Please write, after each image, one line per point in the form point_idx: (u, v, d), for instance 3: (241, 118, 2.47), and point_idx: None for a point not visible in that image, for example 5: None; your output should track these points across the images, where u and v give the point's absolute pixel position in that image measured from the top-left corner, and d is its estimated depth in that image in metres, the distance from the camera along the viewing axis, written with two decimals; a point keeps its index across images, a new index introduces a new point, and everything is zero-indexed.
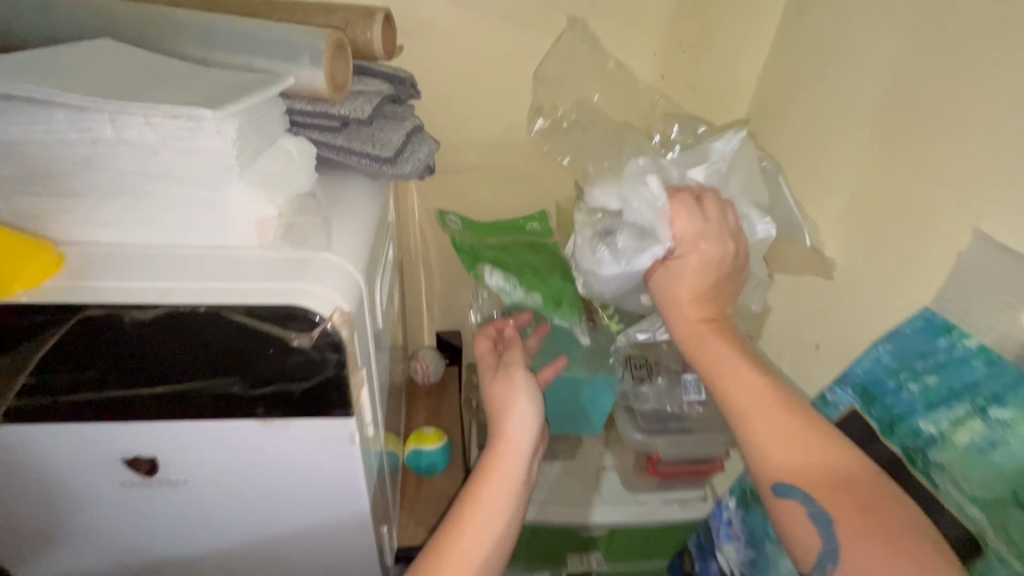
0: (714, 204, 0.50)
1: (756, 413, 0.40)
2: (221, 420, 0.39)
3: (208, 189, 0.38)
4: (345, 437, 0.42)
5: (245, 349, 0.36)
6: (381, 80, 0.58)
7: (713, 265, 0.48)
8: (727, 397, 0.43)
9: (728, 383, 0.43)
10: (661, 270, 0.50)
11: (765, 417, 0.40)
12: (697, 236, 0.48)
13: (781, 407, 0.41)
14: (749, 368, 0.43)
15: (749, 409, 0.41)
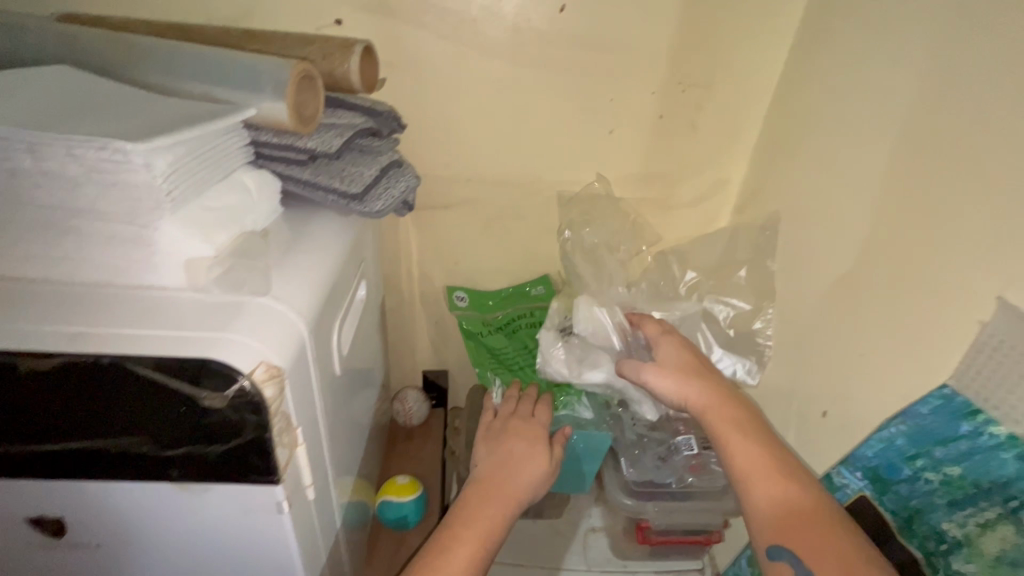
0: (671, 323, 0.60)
1: (765, 484, 0.43)
2: (131, 481, 0.35)
3: (136, 226, 0.36)
4: (270, 507, 0.37)
5: (153, 406, 0.32)
6: (359, 113, 0.56)
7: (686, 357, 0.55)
8: (731, 459, 0.46)
9: (742, 459, 0.45)
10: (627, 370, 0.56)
11: (769, 484, 0.43)
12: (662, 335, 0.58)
13: (777, 467, 0.44)
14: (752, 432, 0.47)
15: (752, 471, 0.44)
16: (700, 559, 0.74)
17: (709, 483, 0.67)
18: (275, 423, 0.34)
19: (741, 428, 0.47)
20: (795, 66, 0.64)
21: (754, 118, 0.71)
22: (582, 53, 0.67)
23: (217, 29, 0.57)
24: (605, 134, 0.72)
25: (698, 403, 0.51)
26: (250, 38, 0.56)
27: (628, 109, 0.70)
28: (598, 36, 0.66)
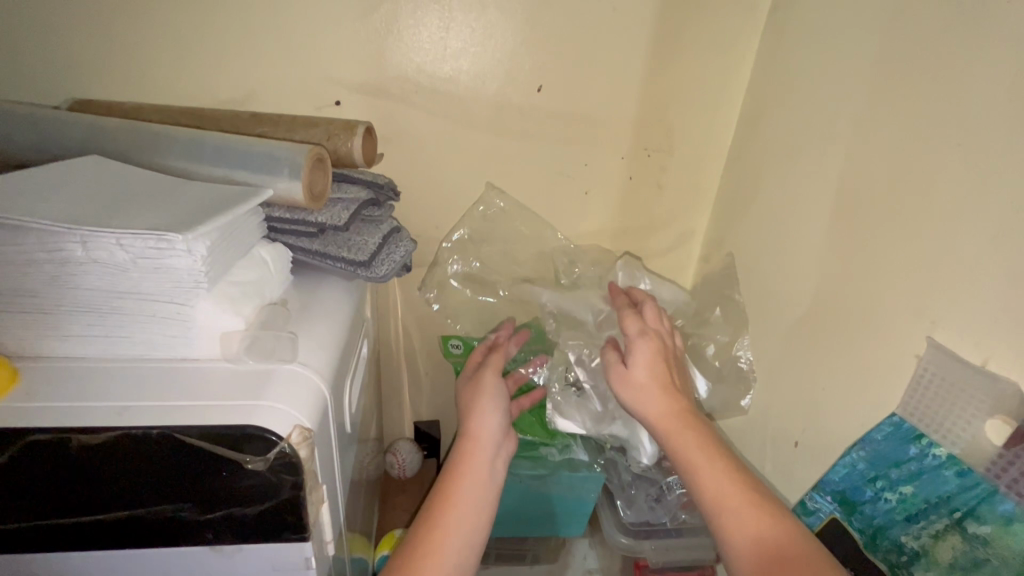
0: (652, 312, 0.59)
1: (724, 508, 0.43)
2: (167, 547, 0.37)
3: (175, 304, 0.39)
4: (299, 563, 0.39)
5: (195, 473, 0.35)
6: (361, 186, 0.61)
7: (660, 358, 0.54)
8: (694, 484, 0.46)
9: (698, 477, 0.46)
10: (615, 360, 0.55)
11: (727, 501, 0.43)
12: (642, 333, 0.56)
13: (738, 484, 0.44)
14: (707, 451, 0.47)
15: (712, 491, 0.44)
16: None
17: (700, 518, 0.71)
18: (308, 482, 0.37)
19: (696, 445, 0.48)
20: (744, 134, 0.74)
21: (712, 177, 0.79)
22: (560, 126, 0.75)
23: (226, 112, 0.62)
24: (581, 194, 0.80)
25: (656, 411, 0.51)
26: (259, 121, 0.61)
27: (601, 172, 0.78)
28: (572, 111, 0.74)
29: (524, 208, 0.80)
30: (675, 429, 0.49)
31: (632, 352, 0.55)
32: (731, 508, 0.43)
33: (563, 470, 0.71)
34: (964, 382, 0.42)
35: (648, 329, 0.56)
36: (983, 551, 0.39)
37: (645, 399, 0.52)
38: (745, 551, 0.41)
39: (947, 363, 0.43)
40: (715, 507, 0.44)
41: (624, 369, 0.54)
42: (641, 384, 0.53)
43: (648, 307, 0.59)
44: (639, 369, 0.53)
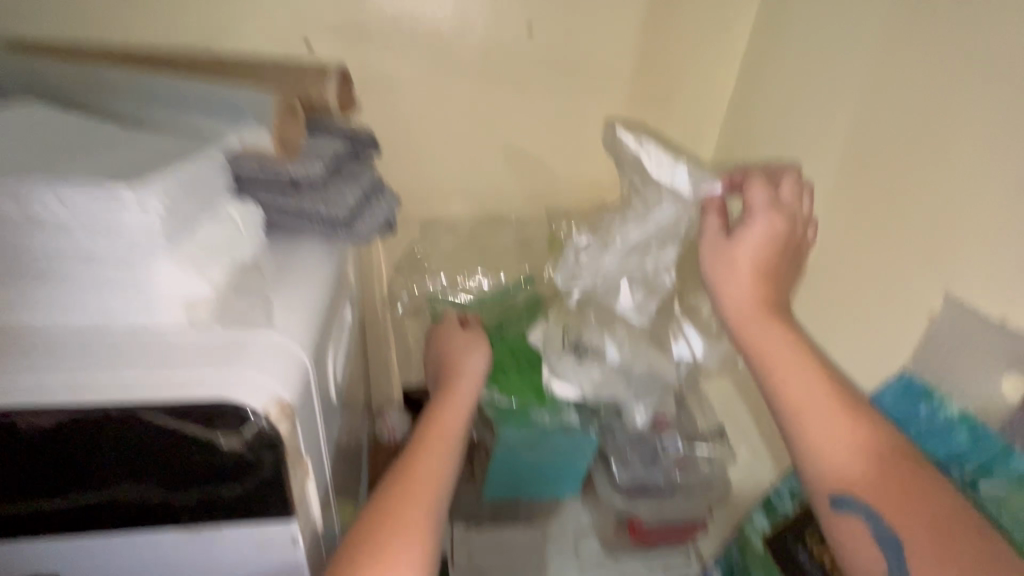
0: (792, 186, 0.49)
1: (817, 419, 0.38)
2: (140, 531, 0.34)
3: (131, 268, 0.35)
4: (286, 542, 0.36)
5: (164, 453, 0.32)
6: (337, 136, 0.55)
7: (776, 241, 0.46)
8: (780, 386, 0.40)
9: (797, 387, 0.39)
10: (716, 250, 0.48)
11: (828, 418, 0.38)
12: (769, 207, 0.47)
13: (839, 402, 0.38)
14: (806, 357, 0.41)
15: (804, 403, 0.39)
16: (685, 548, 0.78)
17: (694, 477, 0.71)
18: (291, 458, 0.34)
19: (791, 343, 0.42)
20: (746, 80, 0.69)
21: (710, 128, 0.75)
22: (550, 72, 0.69)
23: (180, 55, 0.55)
24: (574, 147, 0.75)
25: (744, 299, 0.45)
26: (217, 64, 0.55)
27: (594, 123, 0.73)
28: (563, 55, 0.68)
29: (512, 162, 0.75)
30: (757, 321, 0.44)
31: (744, 224, 0.47)
32: (815, 413, 0.38)
33: (556, 433, 0.70)
34: (983, 339, 0.40)
35: (779, 204, 0.47)
36: (997, 509, 0.37)
37: (736, 281, 0.46)
38: (820, 461, 0.37)
39: (966, 319, 0.41)
40: (793, 409, 0.39)
41: (727, 246, 0.47)
42: (739, 264, 0.46)
43: (787, 177, 0.49)
44: (746, 246, 0.46)
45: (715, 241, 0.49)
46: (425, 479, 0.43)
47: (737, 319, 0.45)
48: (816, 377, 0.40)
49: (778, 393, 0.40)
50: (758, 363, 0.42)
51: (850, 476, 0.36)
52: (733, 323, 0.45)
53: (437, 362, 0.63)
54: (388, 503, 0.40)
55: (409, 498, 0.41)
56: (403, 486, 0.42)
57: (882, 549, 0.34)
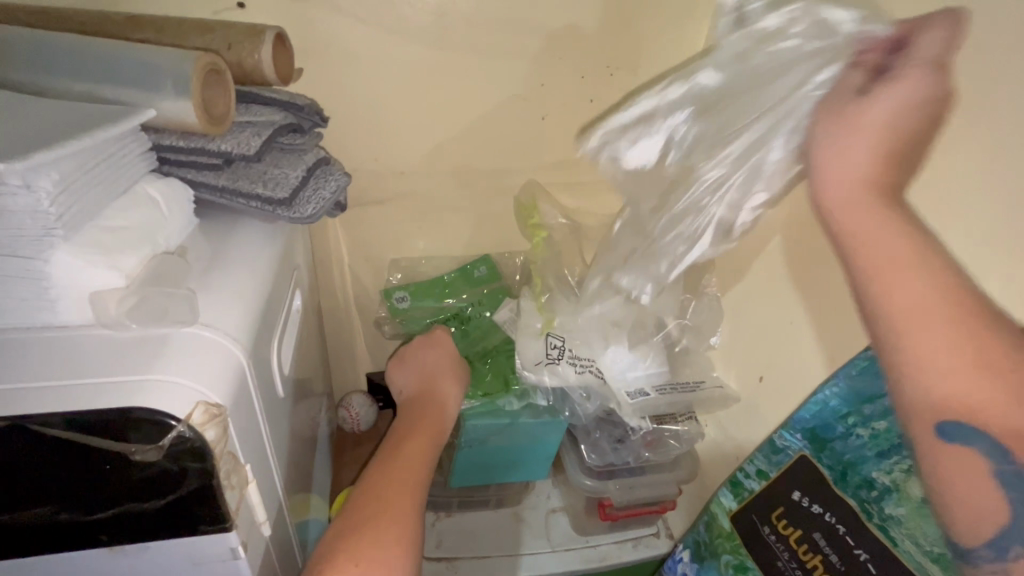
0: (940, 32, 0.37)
1: (926, 332, 0.31)
2: (51, 554, 0.30)
3: (22, 259, 0.30)
4: (224, 554, 0.33)
5: (70, 469, 0.28)
6: (275, 108, 0.51)
7: (915, 109, 0.35)
8: (889, 285, 0.32)
9: (915, 289, 0.31)
10: (840, 113, 0.38)
11: (948, 333, 0.30)
12: (933, 59, 0.36)
13: (964, 313, 0.31)
14: (932, 251, 0.32)
15: (914, 310, 0.31)
16: (656, 523, 0.78)
17: (663, 455, 0.71)
18: (221, 466, 0.30)
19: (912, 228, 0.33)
20: None
21: None
22: (510, 37, 0.65)
23: (91, 14, 0.49)
24: (539, 119, 0.71)
25: (857, 173, 0.35)
26: (134, 25, 0.49)
27: (558, 93, 0.70)
28: (523, 19, 0.64)
29: (474, 135, 0.71)
30: (870, 203, 0.34)
31: (882, 83, 0.37)
32: (933, 325, 0.31)
33: (522, 417, 0.68)
34: None
35: (927, 60, 0.36)
36: None
37: (844, 156, 0.36)
38: (930, 390, 0.31)
39: None
40: (904, 322, 0.31)
41: (858, 106, 0.37)
42: (867, 127, 0.36)
43: (934, 24, 0.37)
44: (889, 104, 0.36)
45: (843, 101, 0.38)
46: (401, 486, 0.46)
47: (838, 200, 0.36)
48: (940, 277, 0.31)
49: (880, 308, 0.33)
50: (859, 264, 0.34)
51: (970, 399, 0.30)
52: (829, 207, 0.36)
53: (416, 370, 0.63)
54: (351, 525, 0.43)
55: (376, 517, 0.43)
56: (382, 490, 0.46)
57: (1003, 487, 0.30)
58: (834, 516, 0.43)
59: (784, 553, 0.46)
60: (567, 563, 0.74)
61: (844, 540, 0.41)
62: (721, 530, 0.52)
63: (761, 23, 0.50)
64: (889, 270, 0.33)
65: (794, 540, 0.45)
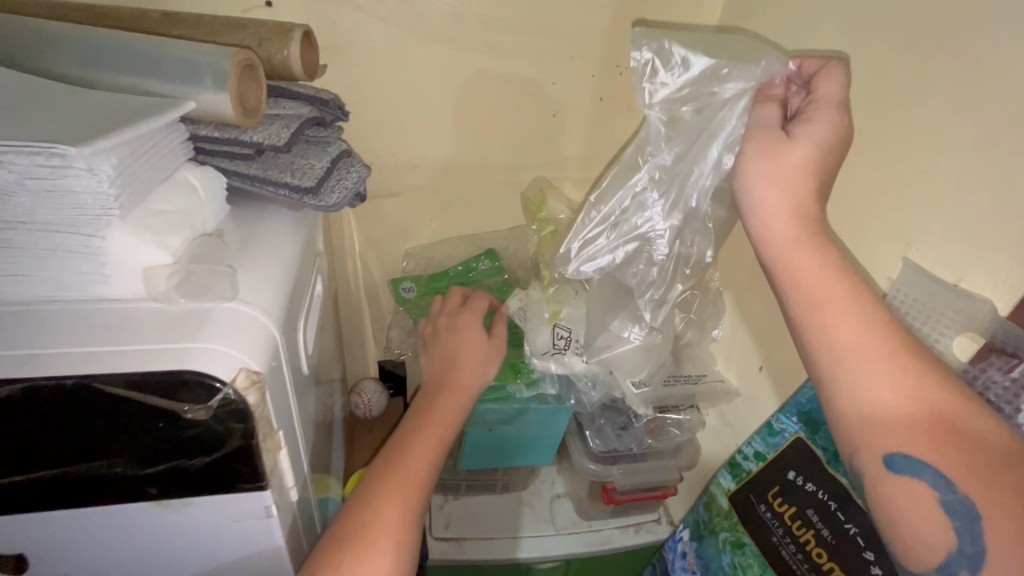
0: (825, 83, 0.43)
1: (867, 365, 0.36)
2: (104, 505, 0.33)
3: (81, 236, 0.33)
4: (259, 512, 0.36)
5: (126, 426, 0.31)
6: (302, 102, 0.53)
7: (830, 147, 0.41)
8: (830, 324, 0.37)
9: (846, 329, 0.37)
10: (766, 155, 0.43)
11: (877, 366, 0.35)
12: (838, 102, 0.42)
13: (884, 342, 0.36)
14: (857, 288, 0.38)
15: (850, 348, 0.36)
16: (657, 510, 0.81)
17: (665, 441, 0.73)
18: (261, 429, 0.33)
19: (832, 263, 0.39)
20: None
21: None
22: (523, 36, 0.67)
23: (130, 11, 0.52)
24: (549, 116, 0.74)
25: (786, 218, 0.41)
26: (171, 22, 0.51)
27: (569, 91, 0.72)
28: (536, 19, 0.67)
29: (487, 130, 0.74)
30: (803, 246, 0.40)
31: (801, 121, 0.42)
32: (867, 359, 0.36)
33: (530, 403, 0.70)
34: (938, 303, 0.41)
35: (834, 103, 0.42)
36: None
37: (778, 200, 0.41)
38: (877, 424, 0.35)
39: (922, 284, 0.42)
40: (841, 353, 0.37)
41: (785, 149, 0.42)
42: (792, 168, 0.41)
43: (830, 69, 0.43)
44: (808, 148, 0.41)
45: (773, 140, 0.43)
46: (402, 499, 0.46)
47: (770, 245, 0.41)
48: (863, 312, 0.37)
49: (829, 344, 0.37)
50: (798, 303, 0.39)
51: (911, 432, 0.34)
52: (770, 247, 0.41)
53: (441, 352, 0.64)
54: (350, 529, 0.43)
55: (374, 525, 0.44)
56: (378, 504, 0.45)
57: (947, 516, 0.33)
58: (826, 493, 0.45)
59: (778, 529, 0.48)
60: (570, 545, 0.77)
61: (834, 515, 0.44)
62: (719, 509, 0.55)
63: (663, 81, 0.47)
64: (830, 311, 0.37)
65: (788, 516, 0.48)
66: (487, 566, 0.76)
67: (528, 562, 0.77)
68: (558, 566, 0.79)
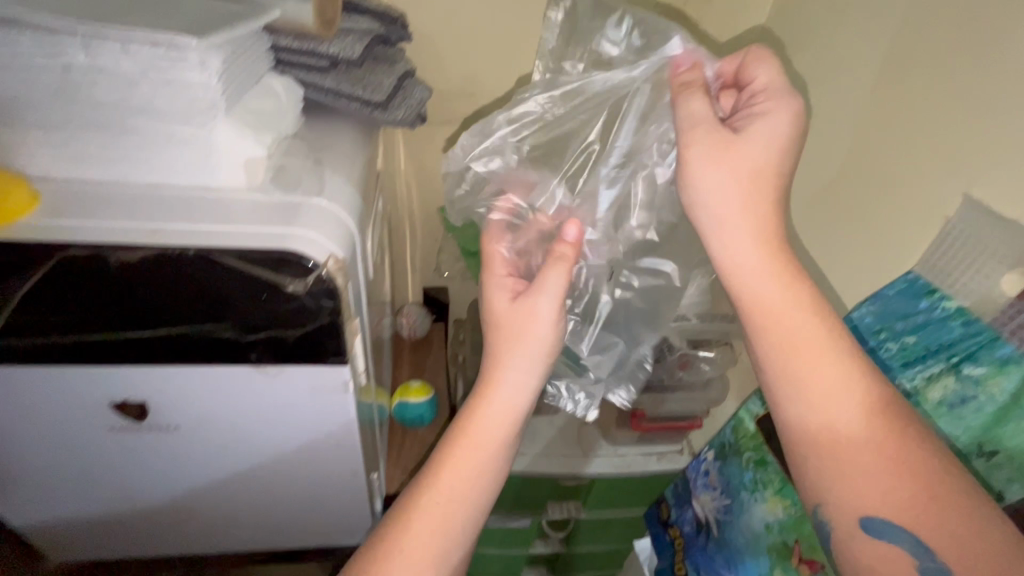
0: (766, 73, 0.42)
1: (833, 416, 0.37)
2: (212, 365, 0.39)
3: (192, 127, 0.37)
4: (339, 385, 0.41)
5: (236, 295, 0.35)
6: (371, 18, 0.55)
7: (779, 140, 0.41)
8: (800, 375, 0.38)
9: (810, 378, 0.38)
10: (713, 154, 0.41)
11: (836, 409, 0.37)
12: (773, 92, 0.42)
13: (844, 375, 0.37)
14: (817, 326, 0.38)
15: (818, 398, 0.38)
16: (680, 442, 0.86)
17: (695, 375, 0.76)
18: (346, 309, 0.38)
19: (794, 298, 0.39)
20: None
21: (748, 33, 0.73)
22: None
23: None
24: None
25: (754, 256, 0.40)
26: None
27: None
28: None
29: None
30: (769, 284, 0.40)
31: (746, 119, 0.42)
32: (834, 397, 0.37)
33: None
34: (994, 240, 0.42)
35: (770, 90, 0.42)
36: (975, 391, 0.41)
37: (743, 241, 0.41)
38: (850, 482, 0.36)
39: (980, 220, 0.43)
40: (815, 399, 0.38)
41: (732, 144, 0.41)
42: (747, 174, 0.41)
43: (756, 58, 0.43)
44: (755, 142, 0.41)
45: (720, 137, 0.41)
46: (442, 531, 0.41)
47: (732, 282, 0.41)
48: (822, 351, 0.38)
49: (800, 399, 0.38)
50: (771, 353, 0.39)
51: (890, 502, 0.34)
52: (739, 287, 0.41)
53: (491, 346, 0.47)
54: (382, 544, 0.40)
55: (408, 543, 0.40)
56: (414, 520, 0.41)
57: None
58: None
59: None
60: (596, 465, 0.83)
61: None
62: (745, 432, 0.58)
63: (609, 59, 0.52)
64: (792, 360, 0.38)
65: None
66: (518, 477, 0.83)
67: (556, 477, 0.84)
68: (583, 484, 0.86)
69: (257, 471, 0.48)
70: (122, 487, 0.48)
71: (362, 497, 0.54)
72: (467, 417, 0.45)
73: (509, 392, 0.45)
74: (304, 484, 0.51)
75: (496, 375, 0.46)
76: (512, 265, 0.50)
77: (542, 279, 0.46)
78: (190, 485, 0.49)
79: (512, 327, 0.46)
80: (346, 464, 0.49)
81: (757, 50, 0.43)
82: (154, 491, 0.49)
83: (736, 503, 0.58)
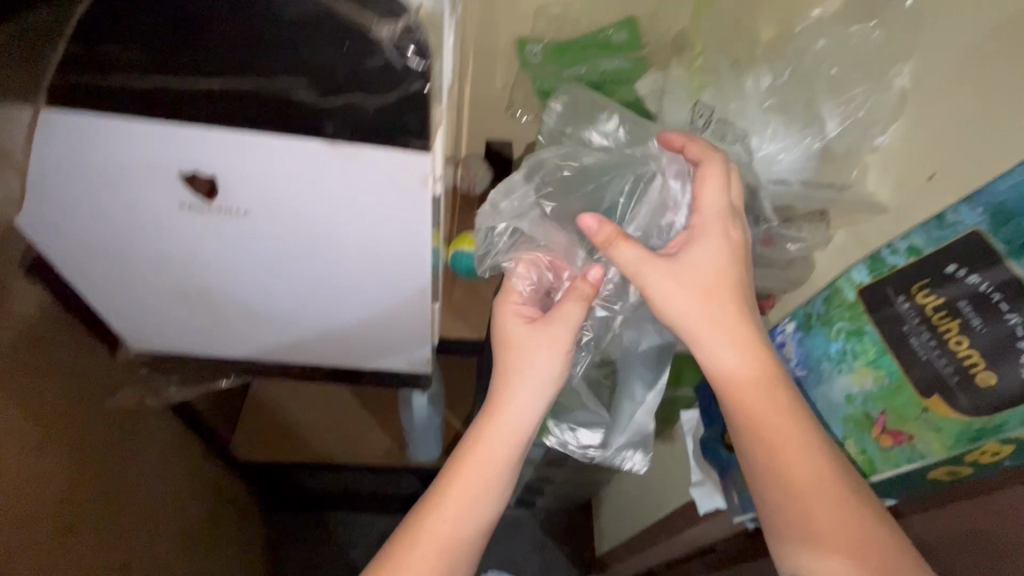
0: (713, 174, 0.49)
1: (799, 475, 0.44)
2: (284, 135, 0.35)
3: None
4: (418, 179, 0.37)
5: (314, 40, 0.30)
6: None
7: (728, 249, 0.48)
8: (785, 467, 0.45)
9: (789, 464, 0.45)
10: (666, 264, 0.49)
11: (794, 449, 0.45)
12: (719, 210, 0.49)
13: (807, 447, 0.45)
14: (780, 397, 0.47)
15: (793, 468, 0.45)
16: None
17: (779, 253, 0.70)
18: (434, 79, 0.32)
19: (760, 391, 0.47)
20: None
21: None
22: None
23: None
24: None
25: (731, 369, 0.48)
26: None
27: None
28: None
29: None
30: (738, 389, 0.47)
31: (693, 235, 0.50)
32: (799, 453, 0.45)
33: None
34: None
35: (714, 207, 0.49)
36: None
37: (721, 347, 0.48)
38: (820, 541, 0.43)
39: None
40: (791, 480, 0.45)
41: (676, 268, 0.49)
42: (698, 287, 0.48)
43: (708, 172, 0.49)
44: (695, 264, 0.49)
45: (664, 263, 0.49)
46: (443, 556, 0.48)
47: (729, 391, 0.48)
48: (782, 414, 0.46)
49: (785, 475, 0.45)
50: (752, 447, 0.46)
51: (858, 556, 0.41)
52: (718, 387, 0.49)
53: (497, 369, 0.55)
54: (394, 547, 0.49)
55: (414, 549, 0.48)
56: (419, 526, 0.49)
57: None
58: (991, 286, 0.39)
59: (914, 318, 0.45)
60: None
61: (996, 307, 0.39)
62: (842, 302, 0.52)
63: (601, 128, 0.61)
64: (774, 451, 0.45)
65: (930, 307, 0.44)
66: None
67: None
68: None
69: (326, 272, 0.48)
70: (194, 275, 0.48)
71: (426, 316, 0.53)
72: (467, 437, 0.53)
73: (515, 414, 0.52)
74: (369, 301, 0.52)
75: (499, 394, 0.53)
76: (527, 294, 0.57)
77: (561, 312, 0.53)
78: (260, 280, 0.49)
79: (523, 350, 0.53)
80: (413, 283, 0.49)
81: (697, 172, 0.50)
82: (225, 282, 0.49)
83: (813, 375, 0.54)
